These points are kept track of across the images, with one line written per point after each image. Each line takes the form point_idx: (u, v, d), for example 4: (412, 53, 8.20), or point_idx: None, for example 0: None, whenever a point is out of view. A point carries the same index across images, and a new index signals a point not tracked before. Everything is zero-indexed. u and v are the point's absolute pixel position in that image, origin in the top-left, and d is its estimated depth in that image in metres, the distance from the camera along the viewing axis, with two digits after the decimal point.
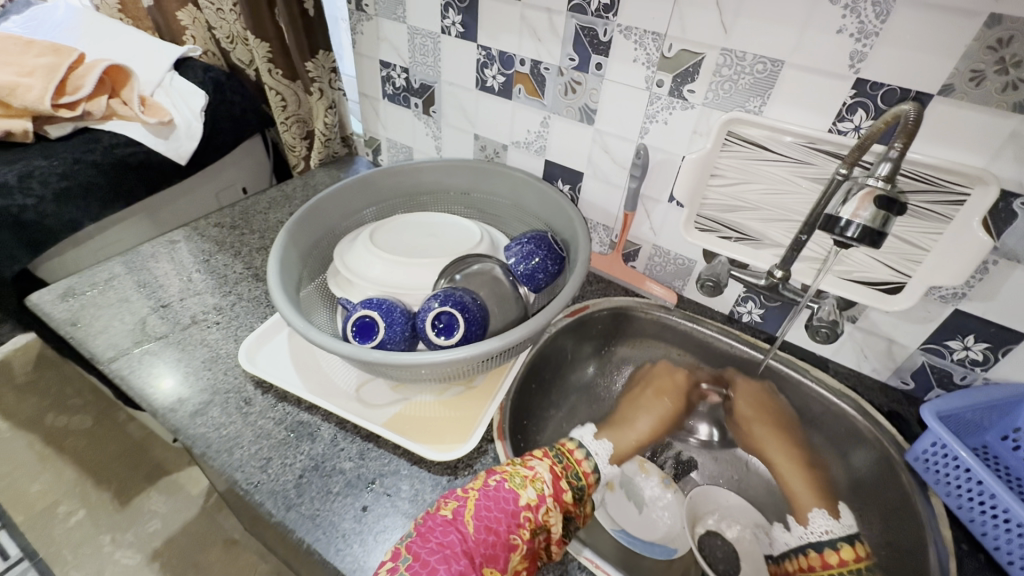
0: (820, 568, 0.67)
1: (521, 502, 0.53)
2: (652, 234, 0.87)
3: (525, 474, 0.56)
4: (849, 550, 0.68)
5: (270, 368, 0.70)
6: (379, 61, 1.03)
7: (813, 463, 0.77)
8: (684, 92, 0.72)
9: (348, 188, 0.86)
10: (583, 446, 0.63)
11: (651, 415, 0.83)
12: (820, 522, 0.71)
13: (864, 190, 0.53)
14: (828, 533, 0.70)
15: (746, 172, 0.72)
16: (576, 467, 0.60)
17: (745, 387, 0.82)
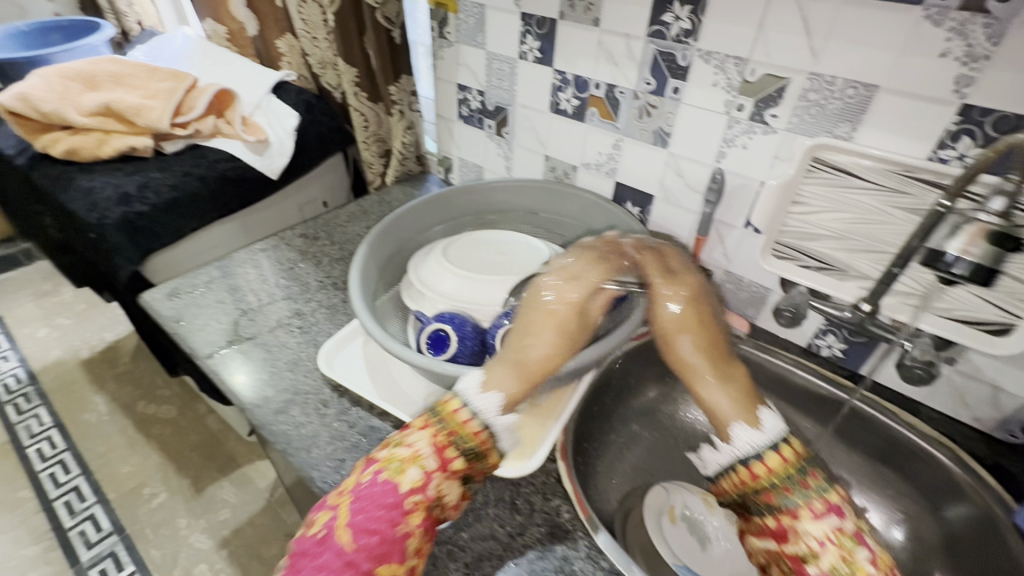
0: (754, 483, 0.53)
1: (403, 488, 0.49)
2: (724, 260, 0.85)
3: (402, 456, 0.52)
4: (775, 456, 0.53)
5: (346, 372, 0.74)
6: (457, 85, 1.08)
7: (720, 355, 0.62)
8: (766, 116, 0.70)
9: (423, 205, 0.90)
10: (460, 398, 0.56)
11: (549, 333, 0.61)
12: (750, 433, 0.55)
13: (973, 226, 0.50)
14: (771, 434, 0.54)
15: (832, 200, 0.69)
16: (463, 432, 0.53)
17: (669, 284, 0.66)
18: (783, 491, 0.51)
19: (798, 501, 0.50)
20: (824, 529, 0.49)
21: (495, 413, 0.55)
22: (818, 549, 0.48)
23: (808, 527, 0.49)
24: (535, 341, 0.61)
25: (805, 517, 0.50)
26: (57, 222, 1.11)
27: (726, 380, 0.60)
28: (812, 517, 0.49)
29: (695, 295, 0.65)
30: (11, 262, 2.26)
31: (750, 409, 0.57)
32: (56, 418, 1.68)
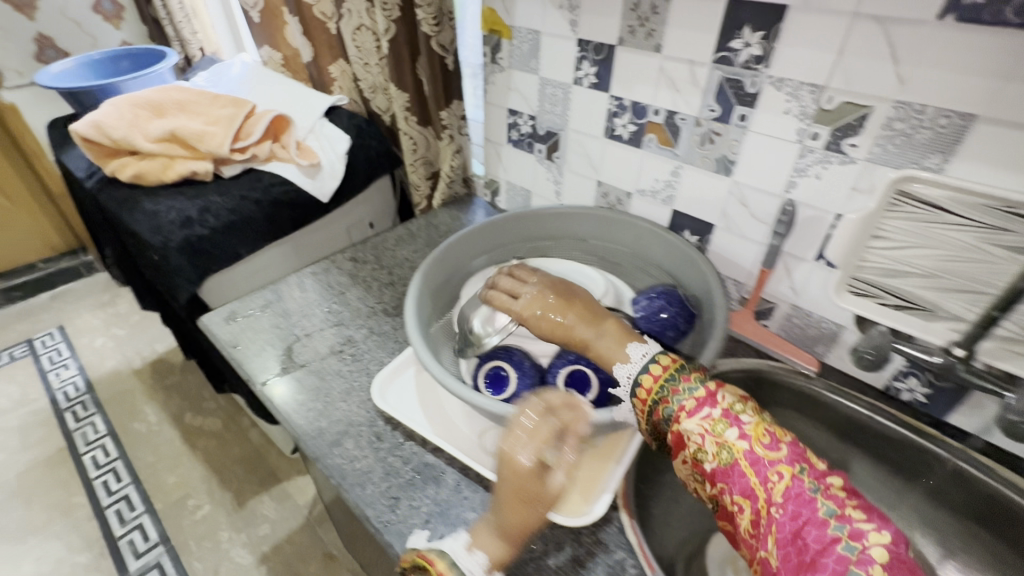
0: (648, 408, 0.56)
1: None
2: (792, 293, 0.80)
3: None
4: (648, 377, 0.57)
5: (400, 405, 0.73)
6: (508, 109, 1.07)
7: (581, 307, 0.68)
8: (844, 145, 0.66)
9: (476, 232, 0.89)
10: (443, 551, 0.51)
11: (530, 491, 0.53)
12: (636, 357, 0.60)
13: None
14: (642, 360, 0.59)
15: (920, 236, 0.63)
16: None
17: (530, 280, 0.73)
18: (665, 403, 0.55)
19: (681, 402, 0.53)
20: (699, 423, 0.51)
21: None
22: (703, 444, 0.51)
23: (688, 426, 0.52)
24: (518, 515, 0.53)
25: (684, 422, 0.52)
26: (122, 243, 1.15)
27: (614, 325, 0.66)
28: (687, 416, 0.52)
29: (550, 286, 0.72)
30: (73, 274, 2.39)
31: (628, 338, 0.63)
32: (110, 426, 1.74)
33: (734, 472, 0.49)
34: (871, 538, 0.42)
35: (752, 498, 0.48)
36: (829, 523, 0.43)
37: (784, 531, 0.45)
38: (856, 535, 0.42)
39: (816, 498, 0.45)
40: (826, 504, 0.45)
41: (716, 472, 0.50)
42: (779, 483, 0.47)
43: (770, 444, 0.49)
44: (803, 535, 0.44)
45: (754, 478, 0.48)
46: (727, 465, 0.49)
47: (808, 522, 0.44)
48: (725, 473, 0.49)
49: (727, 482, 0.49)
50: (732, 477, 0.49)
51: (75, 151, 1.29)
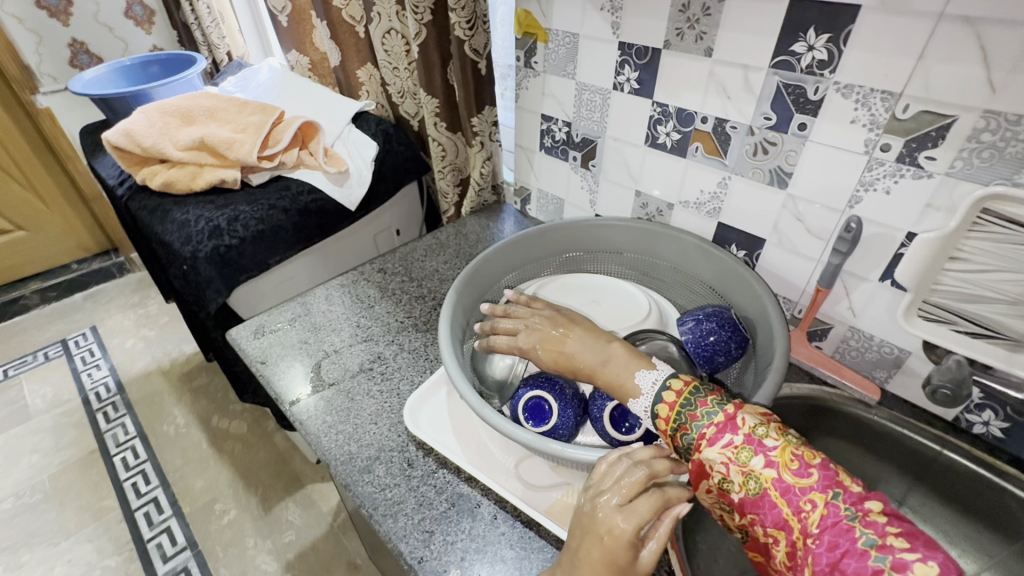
0: (670, 439, 0.52)
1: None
2: (850, 315, 0.75)
3: None
4: (664, 406, 0.53)
5: (431, 432, 0.69)
6: (542, 115, 1.03)
7: (587, 330, 0.64)
8: (920, 158, 0.60)
9: (510, 245, 0.86)
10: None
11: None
12: (647, 387, 0.55)
13: None
14: (653, 389, 0.55)
15: (1006, 259, 0.57)
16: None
17: (531, 314, 0.68)
18: (685, 430, 0.50)
19: (700, 429, 0.49)
20: (720, 451, 0.47)
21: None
22: (726, 473, 0.46)
23: (709, 454, 0.47)
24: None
25: (706, 450, 0.48)
26: (152, 251, 1.15)
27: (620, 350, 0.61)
28: (707, 443, 0.48)
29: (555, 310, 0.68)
30: (106, 275, 2.43)
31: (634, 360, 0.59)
32: (140, 428, 1.76)
33: (763, 502, 0.44)
34: (918, 571, 0.35)
35: (785, 529, 0.42)
36: (869, 554, 0.37)
37: (821, 563, 0.39)
38: (900, 567, 0.36)
39: (854, 526, 0.39)
40: (865, 533, 0.38)
41: (745, 503, 0.45)
42: (812, 513, 0.41)
43: (800, 469, 0.43)
44: (841, 567, 0.38)
45: (785, 508, 0.42)
46: (755, 495, 0.44)
47: (846, 554, 0.38)
48: (753, 503, 0.44)
49: (755, 513, 0.44)
50: (762, 508, 0.44)
51: (108, 159, 1.29)
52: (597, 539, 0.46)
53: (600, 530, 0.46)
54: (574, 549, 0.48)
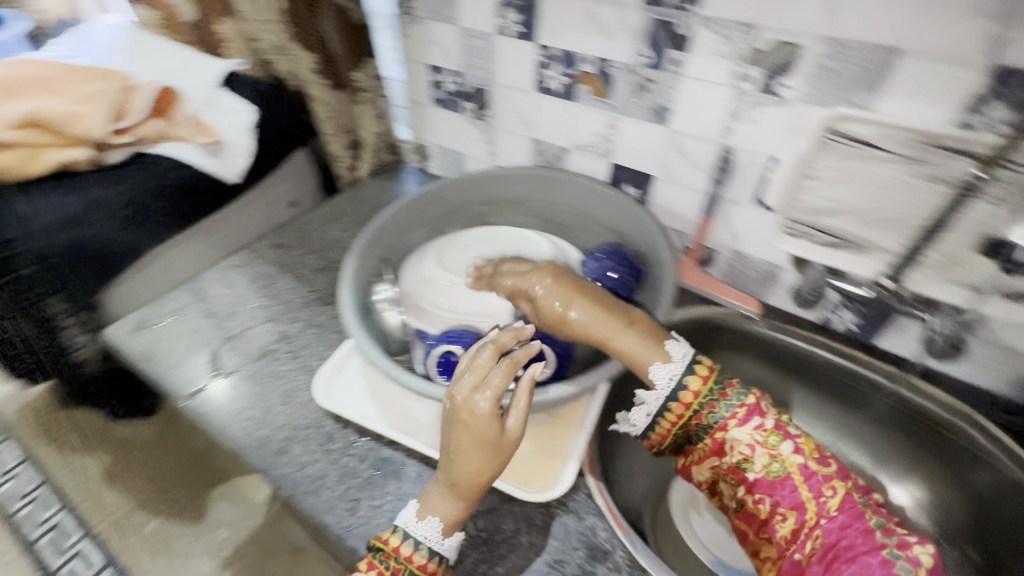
0: (687, 412, 0.57)
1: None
2: (732, 240, 0.81)
3: None
4: (696, 379, 0.57)
5: (348, 404, 0.68)
6: (429, 65, 0.98)
7: (600, 299, 0.62)
8: (777, 87, 0.65)
9: (413, 205, 0.83)
10: (400, 528, 0.52)
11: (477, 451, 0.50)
12: (677, 355, 0.57)
13: None
14: (683, 360, 0.57)
15: (851, 174, 0.65)
16: (409, 568, 0.50)
17: (542, 277, 0.65)
18: (710, 408, 0.56)
19: (731, 409, 0.55)
20: (750, 433, 0.55)
21: (438, 543, 0.52)
22: (751, 455, 0.55)
23: (737, 434, 0.55)
24: (472, 472, 0.51)
25: (733, 432, 0.55)
26: None
27: (642, 331, 0.59)
28: (737, 427, 0.55)
29: (554, 274, 0.65)
30: None
31: (654, 347, 0.58)
32: None
33: (783, 482, 0.54)
34: (915, 548, 0.49)
35: (800, 510, 0.53)
36: (877, 533, 0.51)
37: (829, 536, 0.52)
38: (902, 545, 0.50)
39: (867, 512, 0.53)
40: (875, 518, 0.52)
41: (761, 480, 0.55)
42: (832, 497, 0.53)
43: (820, 459, 0.55)
44: (848, 540, 0.51)
45: (806, 492, 0.54)
46: (777, 476, 0.54)
47: (857, 531, 0.51)
48: (773, 483, 0.54)
49: (769, 493, 0.54)
50: (774, 488, 0.54)
51: None
52: (460, 431, 0.51)
53: (460, 422, 0.51)
54: (445, 446, 0.52)
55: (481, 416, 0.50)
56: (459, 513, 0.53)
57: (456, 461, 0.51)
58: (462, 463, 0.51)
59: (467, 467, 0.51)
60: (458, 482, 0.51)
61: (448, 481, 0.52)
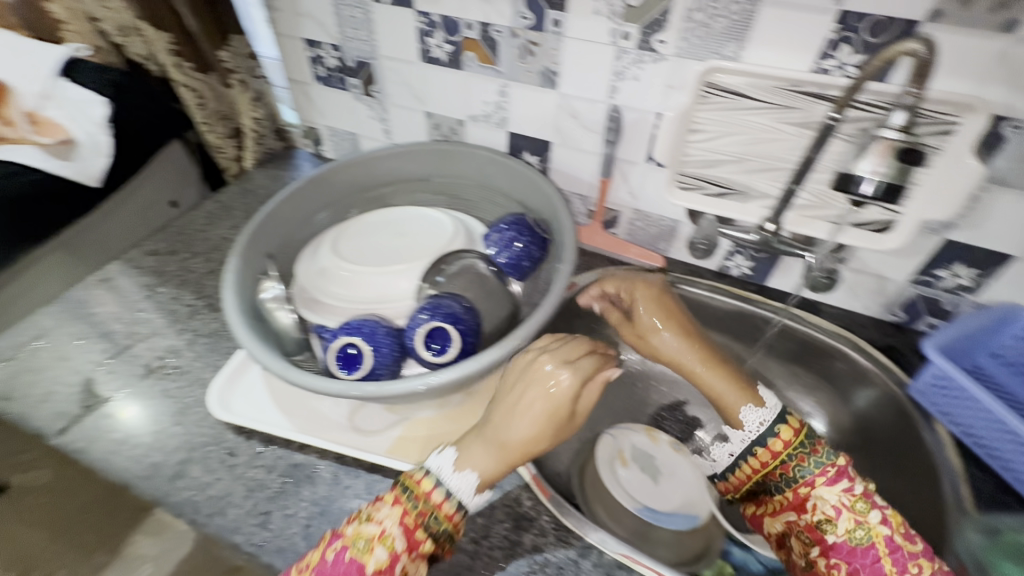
0: (772, 461, 0.57)
1: (367, 571, 0.45)
2: (631, 199, 0.82)
3: (371, 533, 0.47)
4: (786, 428, 0.57)
5: (248, 414, 0.63)
6: (303, 39, 0.90)
7: (707, 347, 0.65)
8: (654, 43, 0.66)
9: (299, 191, 0.79)
10: (434, 473, 0.49)
11: (539, 412, 0.51)
12: (752, 423, 0.58)
13: (879, 143, 0.49)
14: (762, 424, 0.57)
15: (727, 124, 0.68)
16: (434, 513, 0.48)
17: (640, 289, 0.70)
18: (799, 462, 0.55)
19: (821, 466, 0.54)
20: (839, 494, 0.53)
21: (470, 496, 0.49)
22: (835, 518, 0.53)
23: (824, 493, 0.54)
24: (539, 432, 0.51)
25: (822, 494, 0.54)
26: None
27: (734, 376, 0.62)
28: (826, 486, 0.54)
29: (670, 312, 0.68)
30: None
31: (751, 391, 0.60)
32: None
33: (866, 551, 0.52)
34: None
35: None
36: None
37: None
38: None
39: None
40: None
41: (840, 545, 0.52)
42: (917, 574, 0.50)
43: (907, 535, 0.52)
44: None
45: (888, 563, 0.51)
46: (858, 543, 0.52)
47: None
48: (852, 550, 0.52)
49: (846, 559, 0.52)
50: (854, 555, 0.52)
51: None
52: (543, 387, 0.52)
53: (544, 381, 0.52)
54: (513, 403, 0.52)
55: (572, 381, 0.52)
56: (499, 471, 0.50)
57: (523, 415, 0.51)
58: (532, 421, 0.51)
59: (537, 426, 0.51)
60: (519, 438, 0.50)
61: (503, 437, 0.51)
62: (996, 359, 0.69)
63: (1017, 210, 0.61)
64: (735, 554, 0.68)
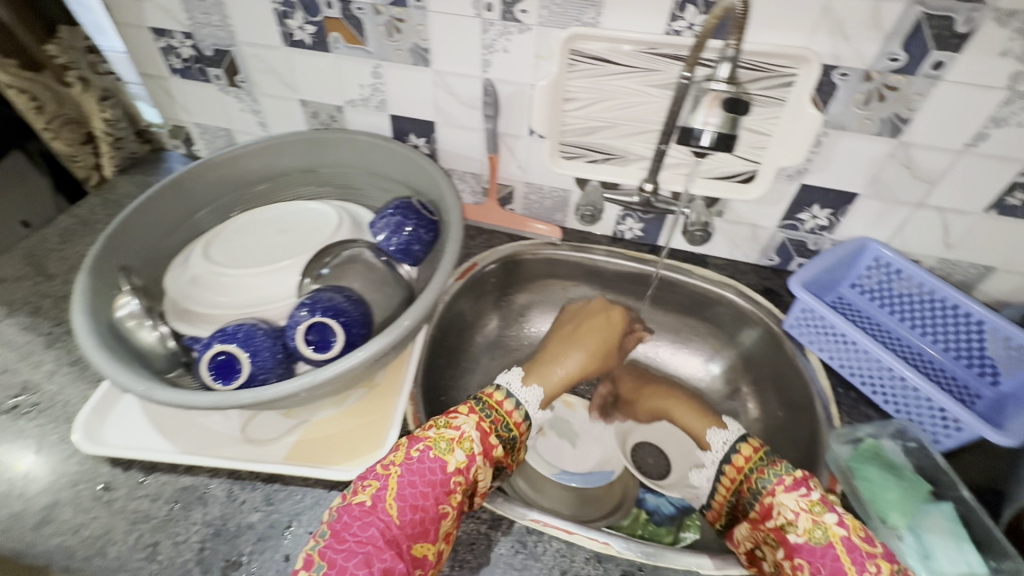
0: (739, 478, 0.60)
1: (450, 469, 0.52)
2: (521, 172, 0.83)
3: (451, 437, 0.55)
4: (746, 448, 0.62)
5: (122, 443, 0.58)
6: (148, 28, 0.81)
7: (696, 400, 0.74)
8: (517, 13, 0.65)
9: (158, 198, 0.73)
10: (505, 388, 0.64)
11: (585, 349, 0.73)
12: (718, 446, 0.64)
13: (709, 95, 0.51)
14: (726, 445, 0.63)
15: (598, 90, 0.69)
16: (505, 418, 0.61)
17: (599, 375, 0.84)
18: (759, 474, 0.58)
19: (779, 476, 0.56)
20: (797, 499, 0.53)
21: (536, 410, 0.65)
22: (794, 519, 0.52)
23: (784, 498, 0.54)
24: (583, 367, 0.72)
25: (781, 498, 0.54)
26: None
27: (698, 407, 0.72)
28: (785, 491, 0.54)
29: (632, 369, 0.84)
30: None
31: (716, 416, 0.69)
32: None
33: (827, 550, 0.49)
34: None
35: None
36: None
37: None
38: None
39: None
40: None
41: (803, 545, 0.50)
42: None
43: (865, 538, 0.50)
44: None
45: (849, 563, 0.48)
46: (820, 543, 0.50)
47: None
48: (813, 550, 0.50)
49: (810, 558, 0.50)
50: (816, 554, 0.50)
51: None
52: (593, 335, 0.75)
53: (593, 330, 0.75)
54: (562, 345, 0.73)
55: (604, 332, 0.75)
56: (556, 394, 0.69)
57: (571, 353, 0.72)
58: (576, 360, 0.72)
59: (583, 364, 0.72)
60: (571, 369, 0.71)
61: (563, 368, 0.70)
62: (856, 290, 0.78)
63: (854, 152, 0.67)
64: (648, 500, 0.72)
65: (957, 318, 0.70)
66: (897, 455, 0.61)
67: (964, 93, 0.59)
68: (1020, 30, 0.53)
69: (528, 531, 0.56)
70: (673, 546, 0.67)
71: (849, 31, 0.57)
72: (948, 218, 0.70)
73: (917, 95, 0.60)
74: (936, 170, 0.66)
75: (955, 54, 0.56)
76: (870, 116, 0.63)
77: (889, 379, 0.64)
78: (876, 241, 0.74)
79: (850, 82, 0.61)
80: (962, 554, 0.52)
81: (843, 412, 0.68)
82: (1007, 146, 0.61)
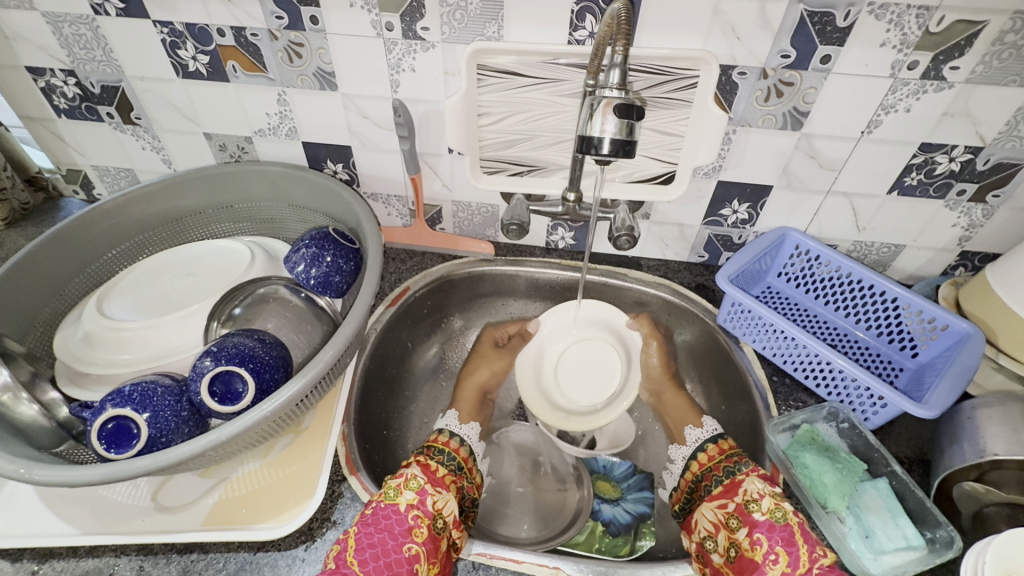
0: (710, 464, 0.66)
1: (403, 508, 0.53)
2: (446, 190, 0.80)
3: (396, 482, 0.56)
4: (712, 447, 0.67)
5: (7, 531, 0.52)
6: (24, 67, 0.74)
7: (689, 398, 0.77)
8: (418, 30, 0.63)
9: (42, 253, 0.67)
10: (447, 430, 0.69)
11: (484, 373, 0.81)
12: (691, 441, 0.70)
13: (603, 102, 0.51)
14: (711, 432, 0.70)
15: (511, 103, 0.69)
16: (438, 446, 0.66)
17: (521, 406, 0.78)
18: (729, 463, 0.64)
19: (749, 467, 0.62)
20: (763, 485, 0.58)
21: (458, 424, 0.70)
22: (760, 499, 0.56)
23: (753, 481, 0.58)
24: (484, 381, 0.81)
25: (749, 478, 0.59)
26: None
27: (687, 404, 0.76)
28: (756, 476, 0.59)
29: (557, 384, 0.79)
30: None
31: (696, 416, 0.73)
32: None
33: (783, 528, 0.53)
34: None
35: (794, 554, 0.52)
36: None
37: None
38: None
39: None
40: None
41: (763, 522, 0.55)
42: (824, 557, 0.51)
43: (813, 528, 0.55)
44: None
45: (803, 542, 0.52)
46: (779, 521, 0.54)
47: None
48: (773, 526, 0.54)
49: (767, 534, 0.54)
50: (774, 530, 0.54)
51: None
52: (481, 358, 0.82)
53: (482, 355, 0.83)
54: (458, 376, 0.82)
55: (481, 348, 0.84)
56: (471, 410, 0.75)
57: (464, 373, 0.81)
58: (540, 352, 0.80)
59: (478, 377, 0.81)
60: (470, 387, 0.79)
61: (462, 386, 0.79)
62: (782, 279, 0.80)
63: (761, 147, 0.69)
64: (604, 511, 0.70)
65: (875, 297, 0.73)
66: (833, 439, 0.63)
67: (854, 83, 0.61)
68: (894, 21, 0.56)
69: (474, 565, 0.55)
70: (631, 557, 0.66)
71: (741, 32, 0.59)
72: (856, 203, 0.73)
73: (811, 89, 0.63)
74: (839, 158, 0.69)
75: (840, 48, 0.59)
76: (771, 112, 0.65)
77: (819, 365, 0.65)
78: (795, 229, 0.77)
79: (749, 80, 0.63)
80: (898, 529, 0.54)
81: (780, 400, 0.69)
82: (898, 131, 0.65)
